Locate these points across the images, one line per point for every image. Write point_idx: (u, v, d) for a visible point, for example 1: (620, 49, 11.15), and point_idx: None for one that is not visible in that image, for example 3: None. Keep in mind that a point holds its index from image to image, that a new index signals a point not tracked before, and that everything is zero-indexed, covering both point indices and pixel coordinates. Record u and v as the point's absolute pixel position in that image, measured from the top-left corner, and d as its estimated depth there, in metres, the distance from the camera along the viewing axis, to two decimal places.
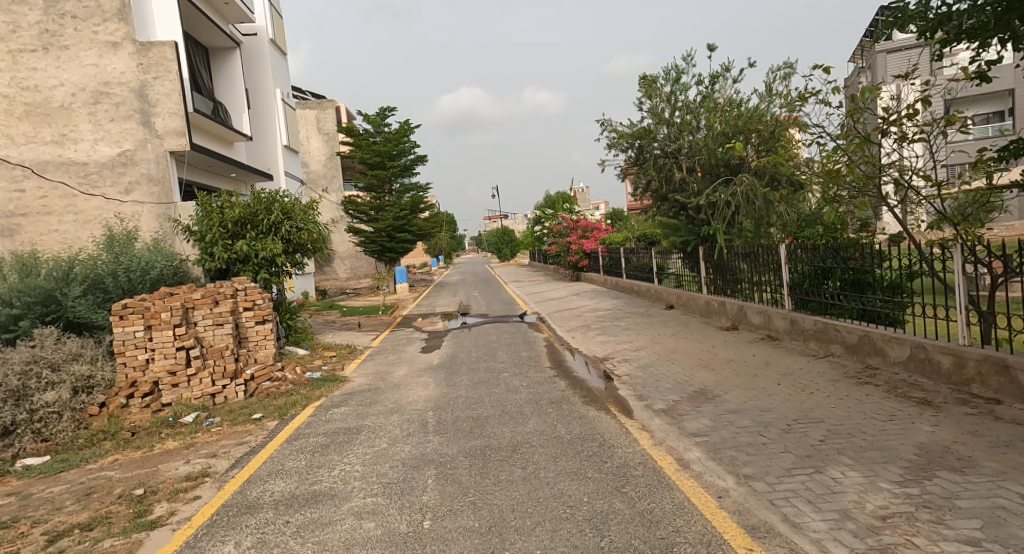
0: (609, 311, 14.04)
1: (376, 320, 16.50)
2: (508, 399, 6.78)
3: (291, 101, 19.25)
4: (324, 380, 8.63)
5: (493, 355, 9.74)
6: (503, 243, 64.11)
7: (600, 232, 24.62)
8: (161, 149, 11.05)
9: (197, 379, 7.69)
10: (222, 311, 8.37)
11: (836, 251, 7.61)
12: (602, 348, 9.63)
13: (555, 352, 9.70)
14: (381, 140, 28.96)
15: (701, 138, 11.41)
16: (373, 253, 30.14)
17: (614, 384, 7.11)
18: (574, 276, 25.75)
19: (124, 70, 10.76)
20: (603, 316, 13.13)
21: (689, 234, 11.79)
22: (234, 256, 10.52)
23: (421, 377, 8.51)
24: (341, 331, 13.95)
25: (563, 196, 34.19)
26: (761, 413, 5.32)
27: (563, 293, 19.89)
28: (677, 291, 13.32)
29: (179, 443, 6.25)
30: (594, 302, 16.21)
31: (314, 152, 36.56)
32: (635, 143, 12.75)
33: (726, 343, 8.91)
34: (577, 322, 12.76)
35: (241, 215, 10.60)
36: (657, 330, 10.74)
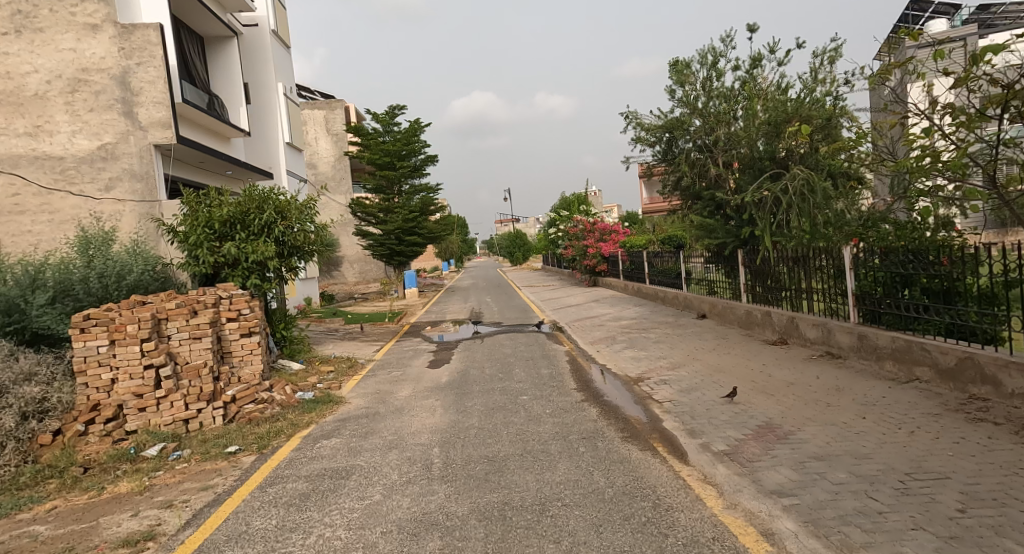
0: (634, 321, 12.86)
1: (382, 328, 15.45)
2: (529, 432, 5.65)
3: (295, 96, 18.29)
4: (316, 403, 7.53)
5: (509, 373, 8.62)
6: (515, 247, 63.07)
7: (619, 235, 23.45)
8: (145, 143, 10.09)
9: (168, 403, 6.61)
10: (201, 324, 7.33)
11: (915, 254, 6.41)
12: (634, 365, 8.47)
13: (580, 370, 8.55)
14: (390, 139, 28.04)
15: (739, 129, 10.19)
16: (381, 257, 29.19)
17: (656, 414, 5.95)
18: (591, 281, 24.60)
19: (104, 55, 9.79)
20: (629, 326, 11.96)
21: (727, 236, 10.61)
22: (221, 259, 9.51)
23: (427, 399, 7.41)
24: (343, 342, 12.89)
25: (579, 198, 33.10)
26: (859, 463, 4.14)
27: (581, 299, 18.75)
28: (711, 299, 12.11)
29: (133, 485, 5.17)
30: (615, 310, 15.04)
31: (322, 154, 35.76)
32: (664, 137, 11.58)
33: (779, 362, 7.71)
34: (601, 333, 11.60)
35: (230, 215, 9.58)
36: (693, 344, 9.57)
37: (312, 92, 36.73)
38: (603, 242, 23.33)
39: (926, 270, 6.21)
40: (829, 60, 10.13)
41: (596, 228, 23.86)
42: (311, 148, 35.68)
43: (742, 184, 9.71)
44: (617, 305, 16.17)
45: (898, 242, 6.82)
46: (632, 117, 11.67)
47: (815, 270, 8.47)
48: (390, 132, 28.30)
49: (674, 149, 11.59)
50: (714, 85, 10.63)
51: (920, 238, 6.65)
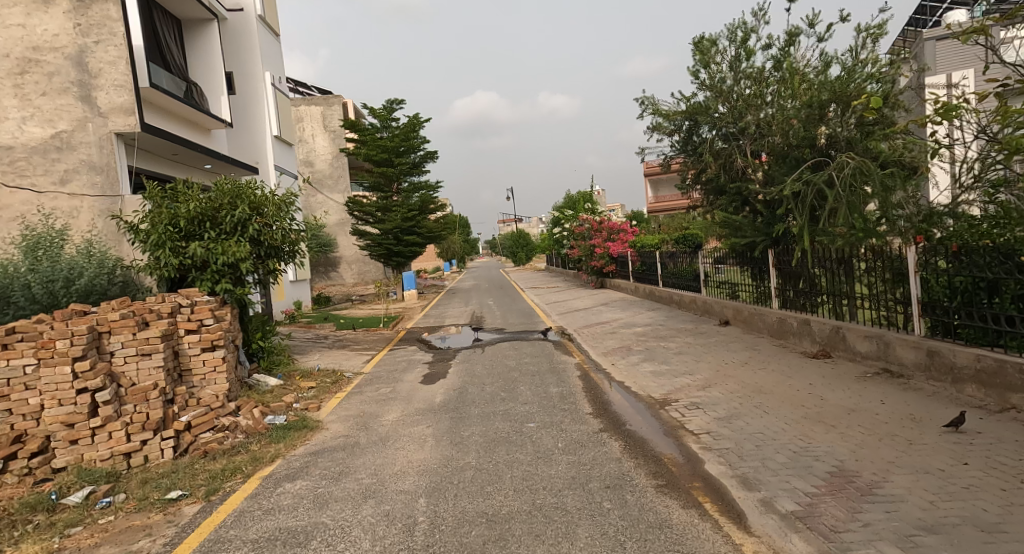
0: (648, 328, 11.76)
1: (375, 335, 14.37)
2: (538, 477, 4.56)
3: (286, 87, 17.27)
4: (287, 430, 6.44)
5: (513, 391, 7.53)
6: (518, 247, 61.91)
7: (627, 235, 22.29)
8: (106, 131, 9.03)
9: (106, 433, 5.53)
10: (152, 338, 6.25)
11: (1004, 254, 5.28)
12: (657, 383, 7.36)
13: (595, 388, 7.43)
14: (388, 135, 26.98)
15: (771, 114, 9.14)
16: (379, 257, 28.18)
17: (694, 452, 4.84)
18: (598, 283, 23.54)
19: (57, 32, 8.75)
20: (644, 335, 10.86)
21: (756, 235, 9.52)
22: (189, 262, 8.41)
23: (416, 426, 6.34)
24: (330, 352, 11.80)
25: (583, 196, 32.01)
26: (993, 543, 3.03)
27: (589, 303, 17.66)
28: (735, 304, 11.00)
29: (39, 548, 4.10)
30: (627, 315, 13.93)
31: (319, 151, 34.74)
32: (683, 125, 10.73)
33: (829, 381, 6.57)
34: (613, 343, 10.50)
35: (199, 211, 8.49)
36: (719, 356, 8.48)
37: (309, 89, 35.72)
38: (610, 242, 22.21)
39: (1020, 274, 5.09)
40: (872, 37, 9.05)
41: (603, 228, 22.75)
42: (308, 146, 34.66)
43: (774, 174, 8.64)
44: (627, 309, 15.06)
45: (977, 241, 5.70)
46: (649, 103, 10.64)
47: (861, 272, 7.36)
48: (389, 127, 27.24)
49: (695, 138, 10.72)
50: (742, 65, 9.54)
51: (1005, 236, 5.52)
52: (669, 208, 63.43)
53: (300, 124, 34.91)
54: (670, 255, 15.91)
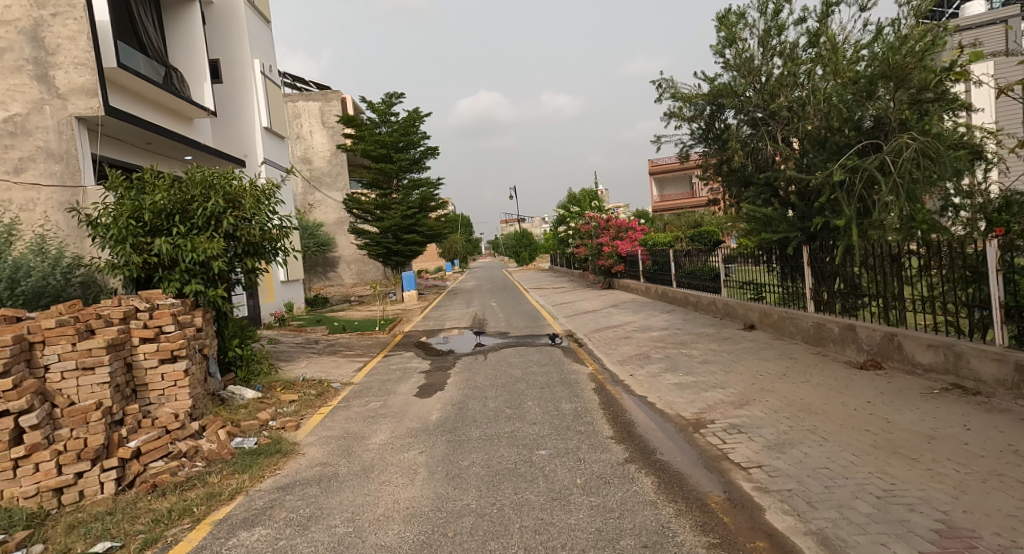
0: (666, 333, 10.80)
1: (370, 339, 13.43)
2: (554, 529, 3.61)
3: (277, 77, 16.37)
4: (255, 456, 5.50)
5: (519, 407, 6.59)
6: (521, 247, 61.01)
7: (637, 234, 21.27)
8: (65, 114, 8.12)
9: (31, 465, 4.59)
10: (95, 349, 5.32)
11: None
12: (685, 399, 6.40)
13: (613, 405, 6.47)
14: (387, 130, 26.08)
15: (806, 94, 8.20)
16: (378, 257, 27.29)
17: (749, 495, 3.87)
18: (607, 283, 22.62)
19: (10, 3, 7.85)
20: (662, 340, 9.90)
21: (789, 230, 8.56)
22: (154, 260, 7.49)
23: (407, 453, 5.41)
24: (319, 359, 10.87)
25: (589, 194, 31.04)
26: None
27: (598, 304, 16.71)
28: (761, 307, 10.04)
29: None
30: (640, 318, 12.97)
31: (318, 148, 33.84)
32: (706, 109, 9.83)
33: (890, 397, 5.60)
34: (629, 350, 9.55)
35: (166, 203, 7.55)
36: (751, 367, 7.52)
37: (307, 84, 34.83)
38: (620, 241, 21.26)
39: None
40: None
41: (613, 227, 21.77)
42: (305, 143, 33.74)
43: (813, 162, 7.67)
44: (640, 312, 14.09)
45: None
46: (667, 86, 9.76)
47: (920, 271, 6.39)
48: (388, 122, 26.32)
49: (718, 123, 9.84)
50: (772, 41, 8.59)
51: None
52: (675, 207, 62.43)
53: (298, 120, 34.04)
54: (686, 254, 14.92)
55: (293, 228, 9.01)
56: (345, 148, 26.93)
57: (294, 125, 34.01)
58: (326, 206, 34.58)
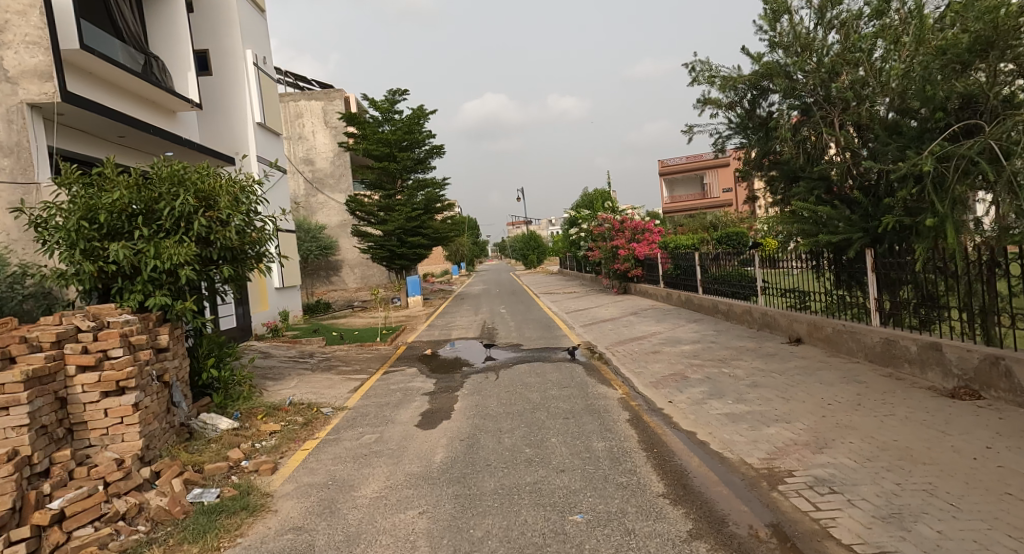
0: (699, 348, 9.62)
1: (371, 353, 12.33)
2: None
3: (271, 69, 15.34)
4: (213, 516, 4.36)
5: (541, 447, 5.43)
6: (529, 249, 59.91)
7: (653, 235, 20.24)
8: (15, 101, 7.06)
9: None
10: (9, 385, 4.21)
11: None
12: (745, 437, 5.22)
13: (657, 445, 5.30)
14: (390, 129, 25.05)
15: (870, 73, 7.07)
16: (382, 260, 26.24)
17: None
18: (623, 288, 21.48)
19: None
20: (697, 358, 8.74)
21: (850, 230, 7.38)
22: (112, 268, 6.39)
23: (403, 513, 4.28)
24: (312, 377, 9.77)
25: (602, 194, 29.87)
26: None
27: (616, 312, 15.57)
28: (811, 318, 8.84)
29: None
30: (666, 329, 11.80)
31: (320, 148, 32.97)
32: (747, 95, 8.74)
33: (1016, 443, 4.40)
34: (661, 369, 8.38)
35: (127, 202, 6.47)
36: (815, 393, 6.34)
37: (310, 83, 33.86)
38: (635, 243, 20.21)
39: None
40: None
41: (627, 227, 20.74)
42: (307, 143, 32.85)
43: (885, 151, 6.49)
44: (664, 321, 12.94)
45: None
46: (702, 68, 8.71)
47: None
48: (391, 120, 25.27)
49: (760, 110, 8.76)
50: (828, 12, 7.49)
51: None
52: (687, 207, 61.17)
53: (300, 119, 33.07)
54: (714, 259, 13.75)
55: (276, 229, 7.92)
56: (347, 148, 25.95)
57: (296, 125, 33.01)
58: (329, 208, 33.60)
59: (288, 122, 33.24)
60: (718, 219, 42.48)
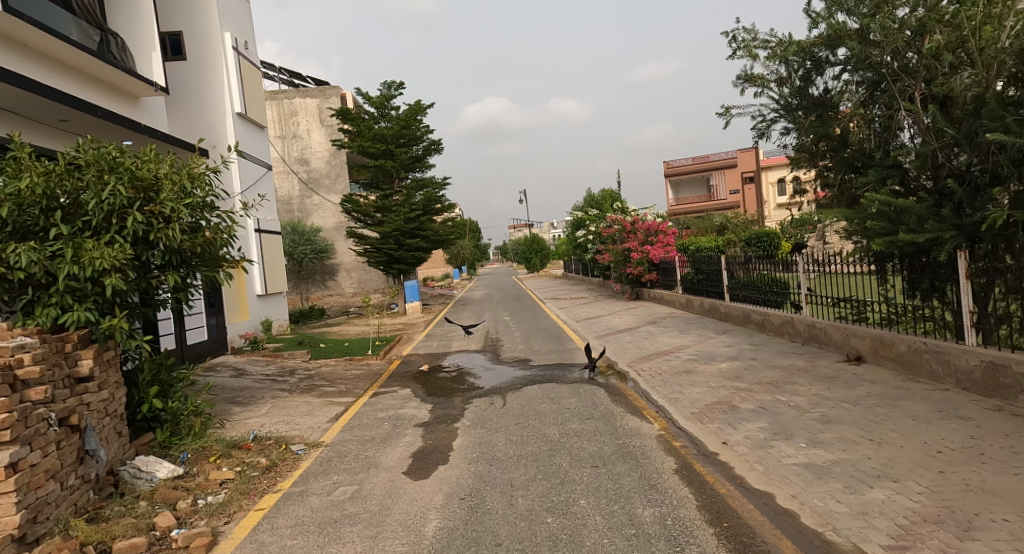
0: (740, 368, 8.22)
1: (360, 370, 10.96)
2: None
3: (253, 56, 14.03)
4: None
5: (568, 517, 4.05)
6: (531, 253, 58.43)
7: (668, 237, 18.93)
8: None
9: None
10: None
11: None
12: (848, 505, 3.83)
13: (725, 516, 3.91)
14: (386, 125, 23.83)
15: (964, 33, 5.78)
16: (378, 264, 24.95)
17: None
18: (635, 294, 20.18)
19: None
20: (742, 382, 7.37)
21: (938, 227, 6.02)
22: (18, 276, 5.03)
23: None
24: (289, 402, 8.39)
25: (610, 195, 28.55)
26: None
27: (631, 322, 14.21)
28: (876, 333, 7.46)
29: None
30: (695, 344, 10.41)
31: (315, 147, 31.92)
32: (797, 70, 7.60)
33: None
34: (701, 396, 6.98)
35: (38, 192, 5.11)
36: (914, 434, 4.96)
37: (305, 80, 32.69)
38: (649, 245, 18.91)
39: None
40: None
41: (640, 229, 19.47)
42: (303, 142, 31.89)
43: (996, 125, 5.14)
44: (690, 334, 11.56)
45: None
46: (744, 41, 7.77)
47: None
48: (386, 116, 24.05)
49: (813, 88, 7.63)
50: None
51: None
52: (692, 209, 59.85)
53: (295, 117, 32.01)
54: (745, 262, 12.39)
55: (237, 226, 6.53)
56: (339, 145, 24.61)
57: (290, 123, 31.99)
58: (324, 210, 32.27)
59: (282, 120, 32.08)
60: (727, 221, 41.29)
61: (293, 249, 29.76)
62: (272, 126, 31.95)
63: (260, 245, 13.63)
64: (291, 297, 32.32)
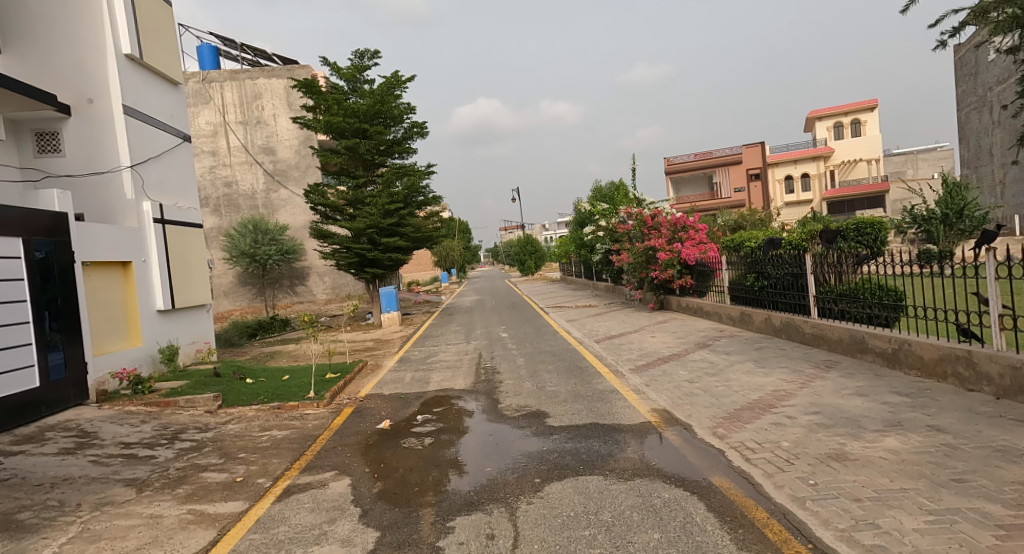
0: (939, 456, 4.51)
1: (286, 431, 7.22)
2: None
3: None
4: None
5: None
6: (525, 254, 54.83)
7: (701, 232, 15.32)
8: None
9: None
10: None
11: None
12: None
13: None
14: (359, 100, 20.22)
15: None
16: (349, 268, 21.17)
17: None
18: (658, 303, 16.71)
19: None
20: (990, 503, 3.67)
21: None
22: None
23: None
24: (118, 520, 4.58)
25: (619, 187, 25.21)
26: None
27: (674, 346, 10.58)
28: None
29: None
30: (801, 392, 6.72)
31: (282, 135, 28.44)
32: None
33: None
34: (934, 547, 3.28)
35: None
36: None
37: (270, 59, 29.04)
38: (679, 243, 15.32)
39: None
40: None
41: (666, 223, 15.88)
42: (268, 129, 28.38)
43: None
44: (778, 372, 7.88)
45: None
46: None
47: None
48: (358, 90, 20.51)
49: None
50: None
51: None
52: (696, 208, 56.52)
53: (258, 100, 28.37)
54: (850, 264, 8.72)
55: None
56: (302, 123, 20.85)
57: (253, 107, 28.36)
58: (294, 206, 28.61)
59: (244, 103, 28.39)
60: (737, 220, 38.90)
61: (253, 249, 26.63)
62: (232, 111, 28.30)
63: (162, 242, 9.81)
64: (255, 306, 28.53)
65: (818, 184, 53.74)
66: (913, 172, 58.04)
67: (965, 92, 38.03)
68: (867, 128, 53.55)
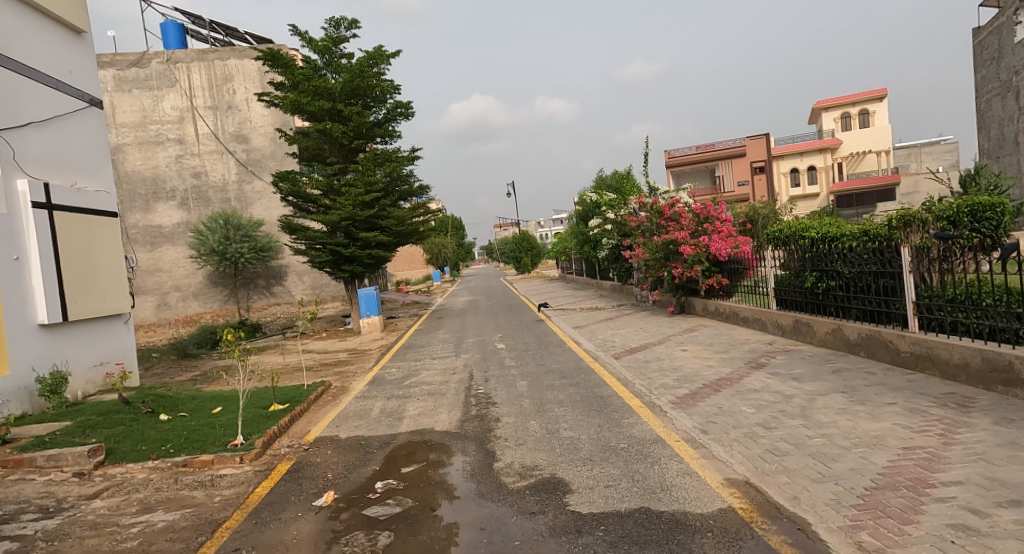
0: None
1: (178, 510, 4.83)
2: None
3: None
4: None
5: None
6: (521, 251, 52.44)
7: (730, 223, 13.04)
8: None
9: None
10: None
11: None
12: None
13: None
14: (335, 77, 17.79)
15: None
16: (324, 267, 18.75)
17: None
18: (680, 306, 14.44)
19: None
20: None
21: None
22: None
23: None
24: None
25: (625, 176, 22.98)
26: None
27: (718, 366, 8.27)
28: None
29: None
30: (958, 456, 4.39)
31: (256, 121, 26.05)
32: None
33: None
34: None
35: None
36: None
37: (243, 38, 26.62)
38: (706, 236, 13.02)
39: None
40: None
41: (687, 214, 13.56)
42: (239, 114, 25.96)
43: None
44: (892, 413, 5.54)
45: None
46: None
47: None
48: (333, 64, 18.06)
49: None
50: None
51: None
52: None
53: (229, 83, 25.93)
54: (971, 259, 6.41)
55: None
56: (269, 102, 18.35)
57: (223, 91, 25.89)
58: (269, 198, 26.18)
59: (213, 85, 25.91)
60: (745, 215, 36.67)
61: (222, 246, 24.07)
62: (200, 94, 25.81)
63: (46, 233, 7.42)
64: (228, 309, 26.11)
65: (825, 177, 51.66)
66: (921, 164, 56.08)
67: (987, 77, 35.80)
68: (875, 118, 51.55)
